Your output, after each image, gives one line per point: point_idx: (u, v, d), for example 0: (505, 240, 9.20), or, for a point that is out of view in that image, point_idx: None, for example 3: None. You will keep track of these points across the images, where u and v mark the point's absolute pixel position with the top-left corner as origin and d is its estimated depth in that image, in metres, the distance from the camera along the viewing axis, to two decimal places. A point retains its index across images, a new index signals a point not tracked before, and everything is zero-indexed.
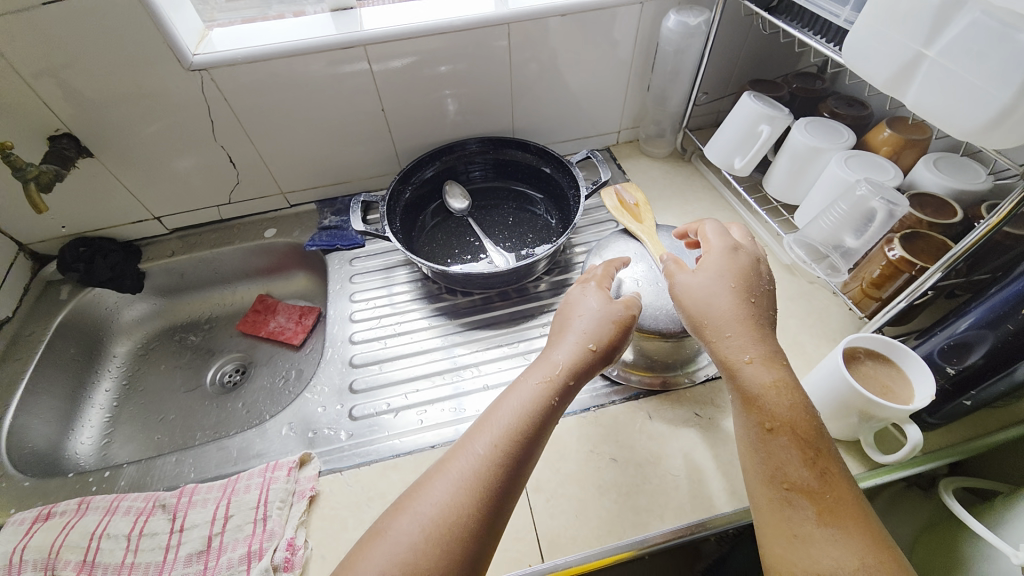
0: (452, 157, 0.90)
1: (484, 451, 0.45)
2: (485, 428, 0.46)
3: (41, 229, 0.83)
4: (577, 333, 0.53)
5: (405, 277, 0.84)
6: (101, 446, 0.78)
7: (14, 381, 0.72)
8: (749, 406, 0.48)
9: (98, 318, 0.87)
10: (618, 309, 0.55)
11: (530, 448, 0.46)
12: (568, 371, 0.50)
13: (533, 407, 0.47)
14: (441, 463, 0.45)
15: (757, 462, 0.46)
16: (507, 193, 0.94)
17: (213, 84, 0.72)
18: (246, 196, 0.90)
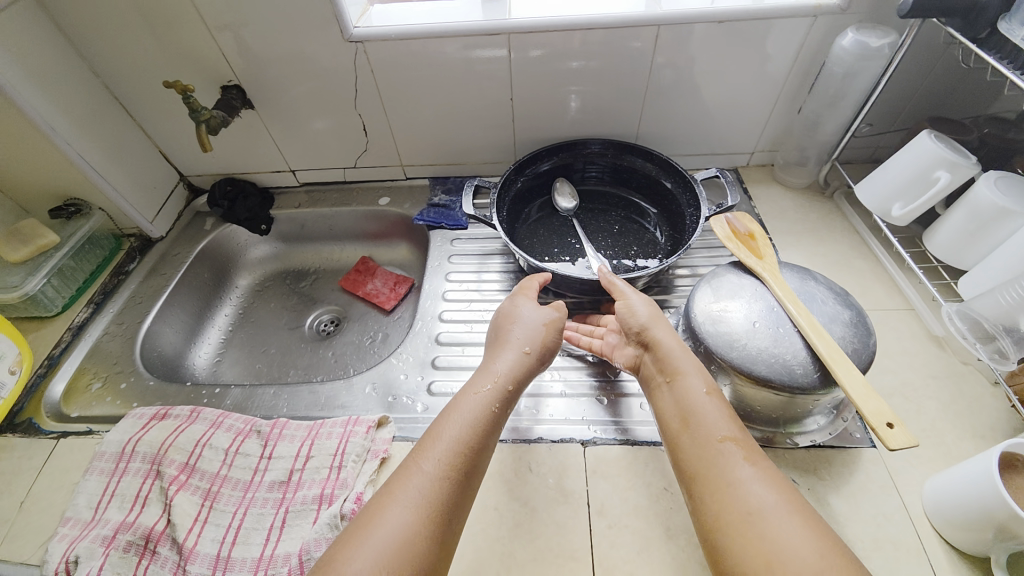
0: (571, 154, 0.88)
1: (437, 465, 0.47)
2: (435, 442, 0.49)
3: (201, 166, 0.94)
4: (513, 344, 0.60)
5: (499, 266, 0.84)
6: (213, 363, 0.88)
7: (158, 293, 0.84)
8: (683, 414, 0.51)
9: (230, 250, 0.97)
10: (540, 325, 0.62)
11: (483, 435, 0.51)
12: (504, 370, 0.57)
13: (471, 402, 0.53)
14: (392, 485, 0.46)
15: (697, 464, 0.47)
16: (617, 200, 0.91)
17: (365, 56, 0.77)
18: (370, 164, 0.96)
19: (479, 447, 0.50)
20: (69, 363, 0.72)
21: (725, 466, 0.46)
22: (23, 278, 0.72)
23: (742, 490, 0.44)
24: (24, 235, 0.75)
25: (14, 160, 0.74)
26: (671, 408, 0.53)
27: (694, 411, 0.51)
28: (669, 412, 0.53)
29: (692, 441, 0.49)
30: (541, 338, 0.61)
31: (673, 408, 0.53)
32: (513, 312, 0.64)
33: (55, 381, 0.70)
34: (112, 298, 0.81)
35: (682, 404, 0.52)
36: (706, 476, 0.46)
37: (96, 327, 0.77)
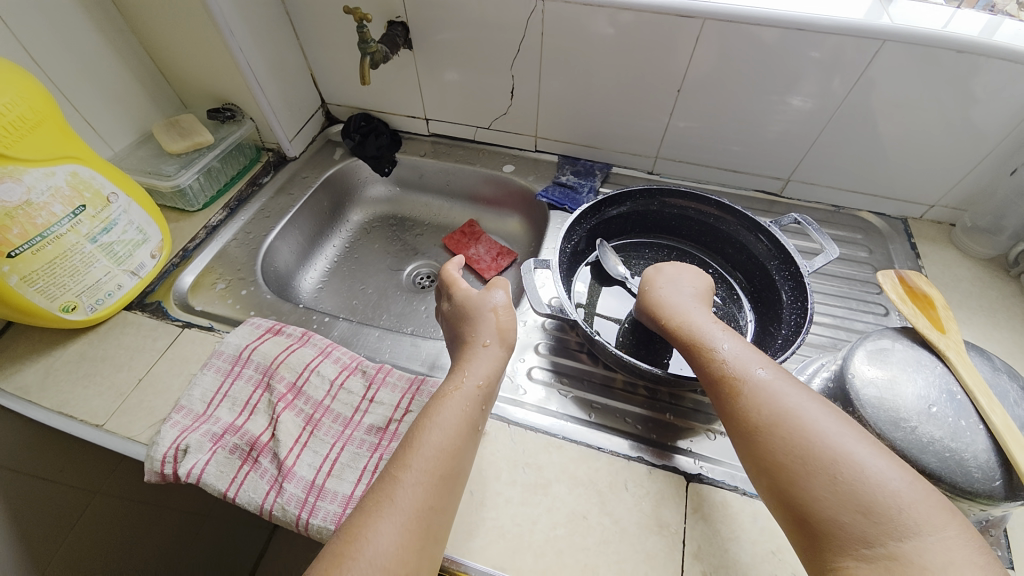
0: (649, 199, 0.74)
1: (419, 473, 0.45)
2: (420, 449, 0.47)
3: (344, 96, 0.96)
4: (477, 336, 0.58)
5: (539, 323, 0.72)
6: (317, 289, 0.90)
7: (284, 210, 0.86)
8: (718, 381, 0.49)
9: (351, 183, 0.99)
10: (485, 317, 0.60)
11: (466, 442, 0.49)
12: (475, 368, 0.55)
13: (457, 402, 0.51)
14: (379, 495, 0.44)
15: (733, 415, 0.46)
16: (687, 255, 0.78)
17: (540, 16, 0.73)
18: (504, 128, 0.93)
19: (465, 448, 0.49)
20: (200, 258, 0.76)
21: (791, 426, 0.43)
22: (177, 169, 0.75)
23: (818, 448, 0.41)
24: (185, 131, 0.78)
25: (189, 59, 0.78)
26: (703, 377, 0.50)
27: (734, 381, 0.47)
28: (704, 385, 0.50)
29: (747, 414, 0.45)
30: (494, 324, 0.59)
31: (708, 382, 0.50)
32: (465, 301, 0.62)
33: (183, 275, 0.74)
34: (244, 207, 0.84)
35: (713, 369, 0.49)
36: (773, 452, 0.42)
37: (228, 230, 0.81)
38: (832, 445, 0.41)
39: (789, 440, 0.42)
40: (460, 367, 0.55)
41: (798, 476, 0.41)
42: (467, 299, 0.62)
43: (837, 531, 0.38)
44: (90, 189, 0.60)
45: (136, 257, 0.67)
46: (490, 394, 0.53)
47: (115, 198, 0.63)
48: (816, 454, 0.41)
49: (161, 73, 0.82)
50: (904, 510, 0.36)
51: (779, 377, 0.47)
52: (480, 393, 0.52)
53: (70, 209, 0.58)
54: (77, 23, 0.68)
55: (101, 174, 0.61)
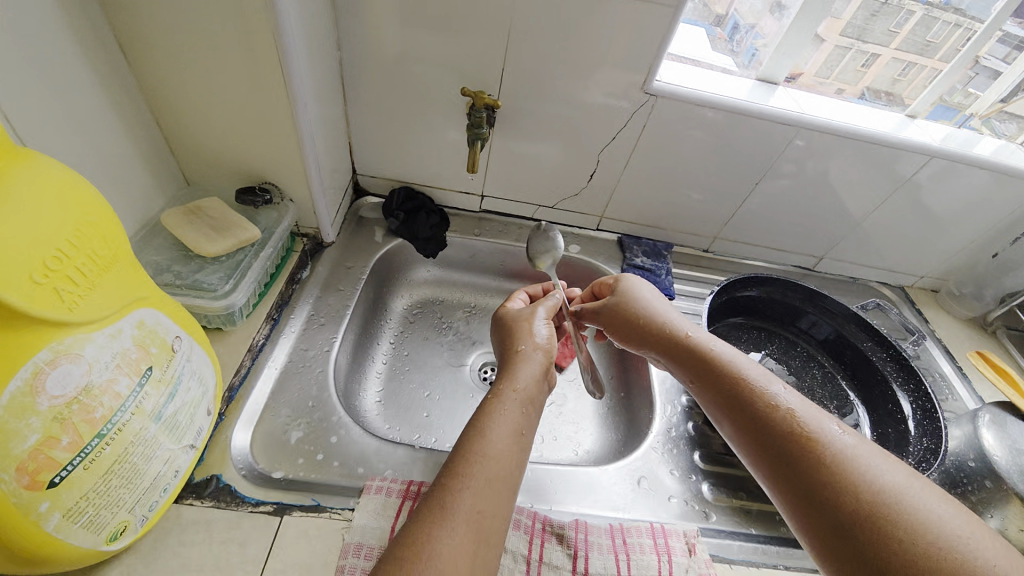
0: (746, 289, 0.75)
1: (482, 479, 0.41)
2: (479, 442, 0.44)
3: (386, 169, 0.81)
4: (526, 343, 0.58)
5: (682, 424, 0.66)
6: (379, 404, 0.72)
7: (340, 315, 0.68)
8: (783, 433, 0.43)
9: (392, 268, 0.83)
10: (523, 328, 0.60)
11: (520, 443, 0.46)
12: (522, 375, 0.53)
13: (516, 407, 0.49)
14: (439, 497, 0.40)
15: (808, 473, 0.40)
16: (774, 335, 0.82)
17: (650, 111, 0.71)
18: (570, 207, 0.88)
19: (521, 450, 0.46)
20: (254, 400, 0.55)
21: (783, 412, 0.44)
22: (223, 281, 0.54)
23: (821, 437, 0.42)
24: (220, 223, 0.57)
25: (223, 130, 0.58)
26: (755, 427, 0.45)
27: (729, 375, 0.49)
28: (760, 445, 0.45)
29: (772, 417, 0.45)
30: (535, 336, 0.59)
31: (768, 431, 0.44)
32: (501, 315, 0.65)
33: (239, 430, 0.52)
34: (290, 316, 0.64)
35: (767, 414, 0.45)
36: (781, 437, 0.43)
37: (279, 350, 0.61)
38: (819, 426, 0.43)
39: (783, 423, 0.44)
40: (503, 372, 0.54)
41: (795, 460, 0.42)
42: (507, 314, 0.65)
43: (830, 514, 0.38)
44: (156, 339, 0.40)
45: (195, 422, 0.46)
46: (528, 395, 0.51)
47: (178, 344, 0.43)
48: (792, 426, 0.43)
49: (166, 142, 0.59)
50: (922, 516, 0.36)
51: (857, 438, 0.42)
52: (529, 392, 0.52)
53: (136, 380, 0.37)
54: (74, 75, 0.45)
55: (163, 312, 0.41)
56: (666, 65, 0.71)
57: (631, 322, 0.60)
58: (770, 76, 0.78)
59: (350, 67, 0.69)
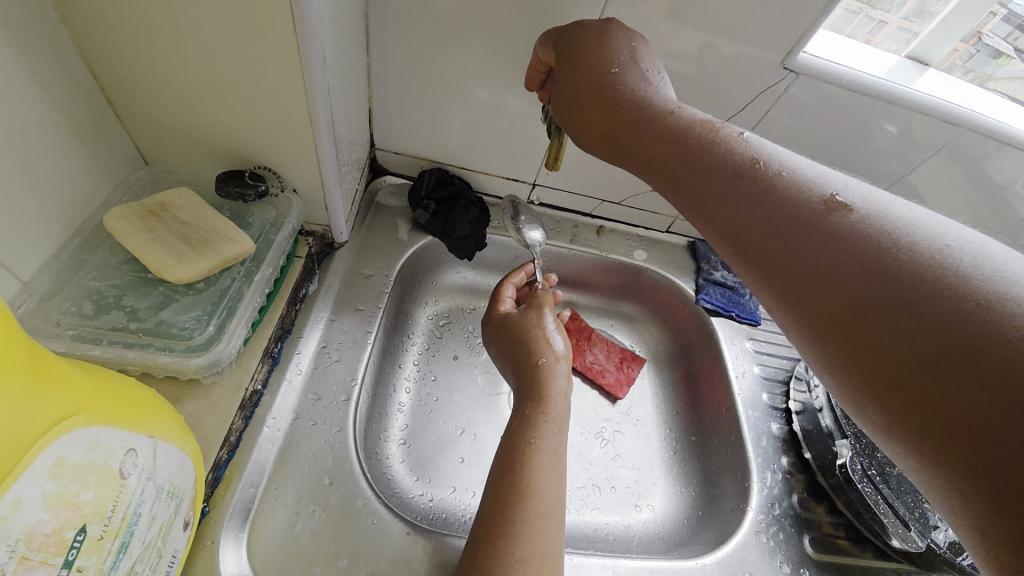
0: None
1: (544, 548, 0.35)
2: (525, 486, 0.38)
3: (415, 144, 0.63)
4: (547, 355, 0.48)
5: (785, 502, 0.56)
6: (406, 449, 0.57)
7: (359, 345, 0.52)
8: (903, 304, 0.26)
9: (418, 273, 0.67)
10: (537, 335, 0.49)
11: (562, 470, 0.41)
12: (553, 389, 0.46)
13: (553, 423, 0.43)
14: (496, 562, 0.33)
15: (903, 345, 0.26)
16: None
17: (783, 91, 0.55)
18: (640, 203, 0.71)
19: (563, 484, 0.40)
20: (251, 478, 0.41)
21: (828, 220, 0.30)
22: (202, 324, 0.37)
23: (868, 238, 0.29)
24: (196, 234, 0.40)
25: (196, 87, 0.39)
26: (862, 304, 0.28)
27: (756, 178, 0.34)
28: (846, 313, 0.28)
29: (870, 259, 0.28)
30: (552, 344, 0.49)
31: (885, 289, 0.27)
32: (503, 317, 0.53)
33: (231, 531, 0.38)
34: (295, 350, 0.48)
35: (890, 275, 0.27)
36: (866, 294, 0.28)
37: (283, 401, 0.45)
38: (869, 217, 0.29)
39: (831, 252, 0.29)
40: (526, 389, 0.46)
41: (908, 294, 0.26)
42: (509, 317, 0.52)
43: (928, 372, 0.24)
44: (89, 477, 0.23)
45: (169, 545, 0.31)
46: (562, 416, 0.44)
47: (130, 464, 0.26)
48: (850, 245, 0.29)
49: (108, 103, 0.40)
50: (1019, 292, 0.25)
51: (919, 221, 0.29)
52: (564, 410, 0.45)
53: (54, 571, 0.22)
54: None
55: (97, 420, 0.24)
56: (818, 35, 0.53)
57: (630, 116, 0.39)
58: (926, 54, 0.57)
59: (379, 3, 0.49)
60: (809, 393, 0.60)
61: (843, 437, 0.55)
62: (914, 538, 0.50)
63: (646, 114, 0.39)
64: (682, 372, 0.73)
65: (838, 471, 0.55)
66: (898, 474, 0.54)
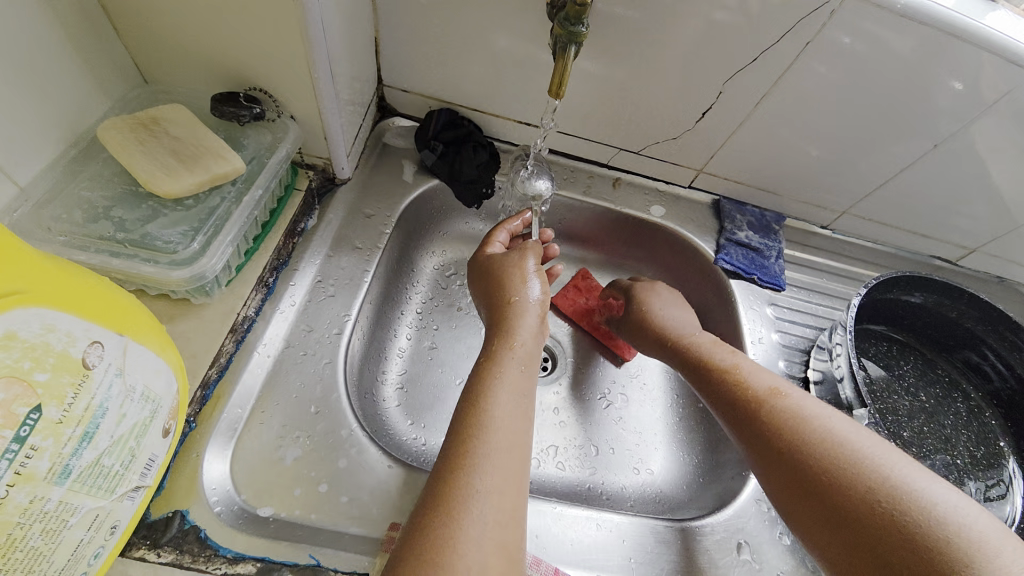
0: (887, 288, 0.58)
1: (494, 482, 0.34)
2: (484, 419, 0.37)
3: (424, 82, 0.60)
4: (523, 298, 0.47)
5: None
6: (401, 391, 0.57)
7: (355, 282, 0.51)
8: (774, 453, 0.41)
9: (424, 218, 0.65)
10: (514, 276, 0.48)
11: (527, 405, 0.40)
12: (522, 329, 0.45)
13: (519, 361, 0.43)
14: (453, 489, 0.33)
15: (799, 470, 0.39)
16: (913, 353, 0.64)
17: (825, 22, 0.49)
18: (661, 155, 0.67)
19: (527, 418, 0.40)
20: (237, 399, 0.41)
21: (854, 448, 0.38)
22: (187, 239, 0.37)
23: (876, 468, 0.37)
24: (185, 149, 0.39)
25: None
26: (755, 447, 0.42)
27: (772, 419, 0.42)
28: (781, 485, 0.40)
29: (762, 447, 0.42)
30: (529, 288, 0.48)
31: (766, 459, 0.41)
32: (483, 260, 0.52)
33: (215, 448, 0.39)
34: (290, 281, 0.48)
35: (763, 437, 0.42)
36: (836, 504, 0.36)
37: (275, 329, 0.45)
38: (874, 457, 0.38)
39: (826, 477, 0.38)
40: (496, 328, 0.45)
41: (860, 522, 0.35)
42: (491, 260, 0.51)
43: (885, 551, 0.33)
44: (44, 358, 0.23)
45: (145, 449, 0.31)
46: (529, 355, 0.44)
47: (95, 355, 0.26)
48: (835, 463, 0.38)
49: (102, 10, 0.39)
50: (968, 524, 0.33)
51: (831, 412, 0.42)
52: (532, 351, 0.44)
53: (7, 440, 0.22)
54: None
55: (55, 306, 0.24)
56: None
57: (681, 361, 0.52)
58: None
59: None
60: (830, 361, 0.56)
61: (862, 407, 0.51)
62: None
63: (694, 355, 0.52)
64: None
65: None
66: (925, 457, 0.55)
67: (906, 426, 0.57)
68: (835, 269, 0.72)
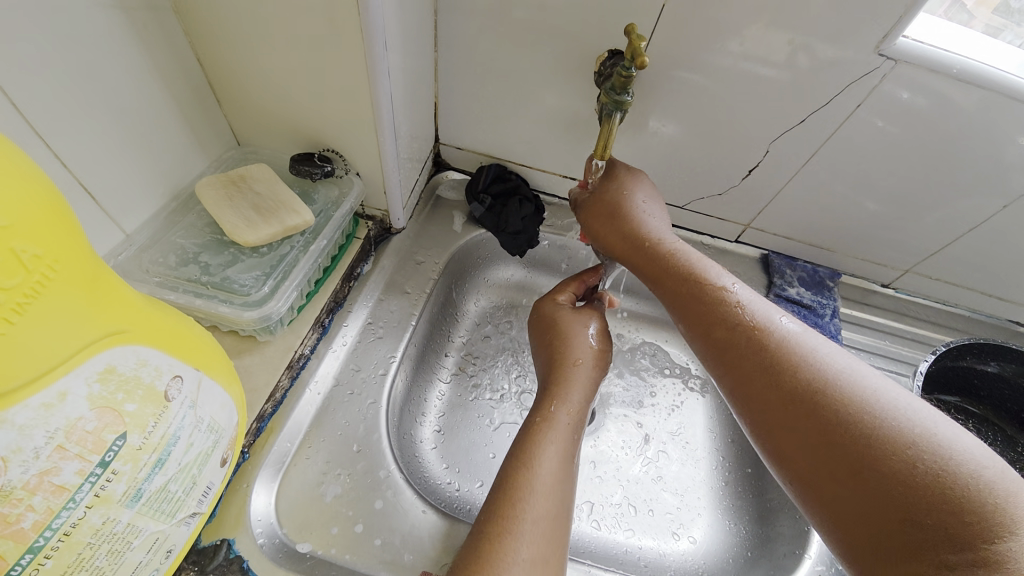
0: (960, 356, 0.54)
1: (537, 551, 0.34)
2: (531, 482, 0.37)
3: (477, 139, 0.65)
4: (583, 358, 0.47)
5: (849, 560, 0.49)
6: (437, 435, 0.57)
7: (402, 326, 0.54)
8: (763, 367, 0.38)
9: (467, 264, 0.67)
10: (574, 334, 0.49)
11: (573, 472, 0.40)
12: (577, 393, 0.45)
13: (573, 427, 0.42)
14: (495, 551, 0.33)
15: (788, 391, 0.37)
16: (991, 429, 0.58)
17: (875, 83, 0.49)
18: (706, 209, 0.67)
19: (573, 484, 0.39)
20: (288, 432, 0.44)
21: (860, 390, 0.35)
22: (259, 283, 0.42)
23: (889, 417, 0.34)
24: (265, 203, 0.45)
25: (277, 75, 0.44)
26: (736, 365, 0.40)
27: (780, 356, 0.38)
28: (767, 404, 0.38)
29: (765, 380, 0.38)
30: (588, 349, 0.48)
31: (752, 367, 0.39)
32: (545, 313, 0.52)
33: (263, 479, 0.41)
34: (344, 322, 0.51)
35: (740, 346, 0.40)
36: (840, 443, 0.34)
37: (326, 367, 0.48)
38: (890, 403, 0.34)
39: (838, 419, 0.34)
40: (549, 388, 0.45)
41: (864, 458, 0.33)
42: (554, 314, 0.51)
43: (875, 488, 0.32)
44: (134, 391, 0.26)
45: (204, 477, 0.33)
46: (580, 420, 0.43)
47: (175, 389, 0.29)
48: (830, 394, 0.35)
49: (210, 89, 0.47)
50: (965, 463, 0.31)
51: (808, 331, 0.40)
52: (581, 415, 0.44)
53: (92, 464, 0.25)
54: None
55: (148, 343, 0.28)
56: (919, 15, 0.47)
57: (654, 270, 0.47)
58: None
59: None
60: None
61: None
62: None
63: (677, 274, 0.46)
64: None
65: None
66: None
67: None
68: (900, 331, 0.67)
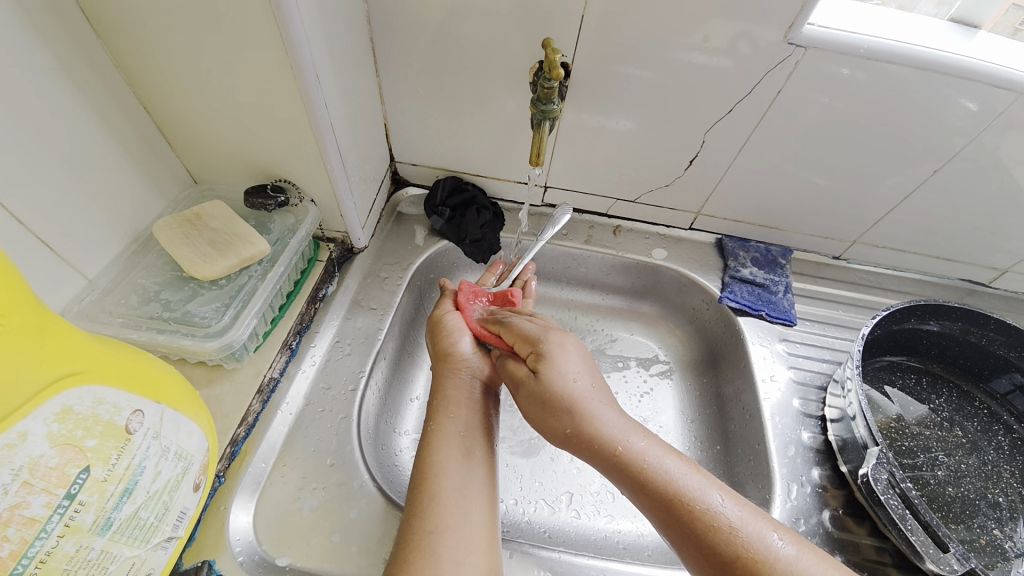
0: (904, 318, 0.57)
1: (456, 518, 0.37)
2: (439, 461, 0.41)
3: (431, 155, 0.68)
4: (460, 363, 0.48)
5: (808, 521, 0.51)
6: (416, 444, 0.59)
7: (370, 340, 0.56)
8: (669, 511, 0.36)
9: (433, 275, 0.69)
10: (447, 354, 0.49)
11: (476, 443, 0.43)
12: (450, 386, 0.47)
13: (446, 408, 0.45)
14: (414, 530, 0.37)
15: (691, 528, 0.35)
16: (943, 384, 0.61)
17: (792, 69, 0.52)
18: (657, 200, 0.69)
19: (476, 454, 0.42)
20: (264, 454, 0.46)
21: (787, 572, 0.33)
22: (220, 314, 0.44)
23: (779, 569, 0.33)
24: (220, 238, 0.47)
25: (221, 115, 0.47)
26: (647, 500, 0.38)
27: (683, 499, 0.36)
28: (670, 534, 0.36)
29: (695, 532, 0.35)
30: (462, 369, 0.48)
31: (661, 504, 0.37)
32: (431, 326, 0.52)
33: (241, 500, 0.43)
34: (312, 343, 0.54)
35: (652, 480, 0.37)
36: None
37: (297, 387, 0.50)
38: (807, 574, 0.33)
39: (730, 560, 0.34)
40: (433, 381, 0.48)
41: None
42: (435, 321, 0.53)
43: None
44: (93, 427, 0.29)
45: (176, 503, 0.35)
46: (472, 398, 0.46)
47: (136, 422, 0.31)
48: (729, 545, 0.34)
49: (160, 134, 0.49)
50: None
51: (730, 501, 0.36)
52: (472, 402, 0.46)
53: (57, 497, 0.27)
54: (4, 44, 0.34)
55: (104, 382, 0.30)
56: (823, 2, 0.50)
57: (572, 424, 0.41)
58: (972, 16, 0.53)
59: (384, 25, 0.54)
60: (845, 398, 0.53)
61: (874, 445, 0.48)
62: (951, 561, 0.42)
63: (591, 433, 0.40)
64: (710, 376, 0.68)
65: (862, 484, 0.48)
66: (964, 496, 0.52)
67: (940, 464, 0.54)
68: (855, 299, 0.70)
